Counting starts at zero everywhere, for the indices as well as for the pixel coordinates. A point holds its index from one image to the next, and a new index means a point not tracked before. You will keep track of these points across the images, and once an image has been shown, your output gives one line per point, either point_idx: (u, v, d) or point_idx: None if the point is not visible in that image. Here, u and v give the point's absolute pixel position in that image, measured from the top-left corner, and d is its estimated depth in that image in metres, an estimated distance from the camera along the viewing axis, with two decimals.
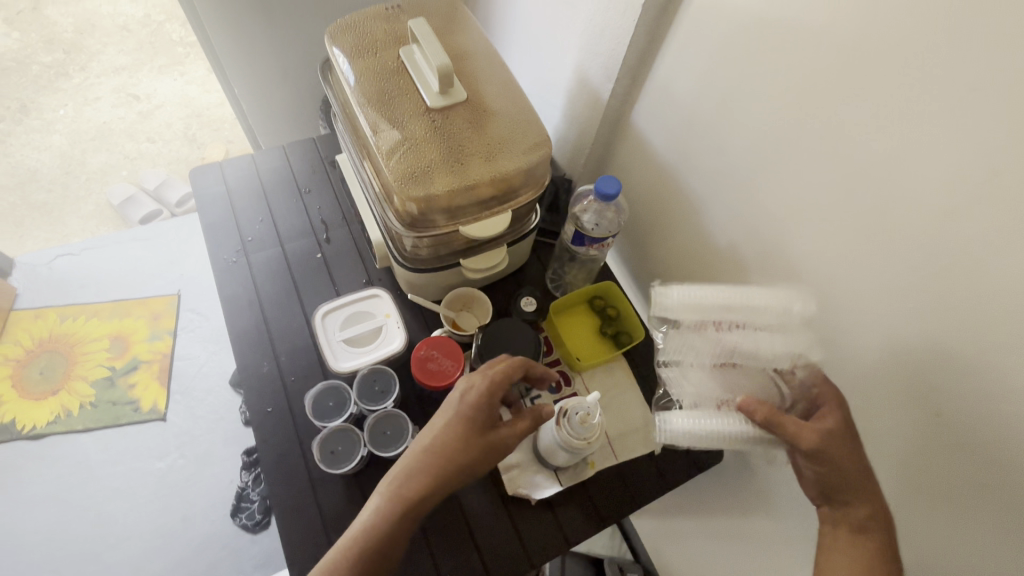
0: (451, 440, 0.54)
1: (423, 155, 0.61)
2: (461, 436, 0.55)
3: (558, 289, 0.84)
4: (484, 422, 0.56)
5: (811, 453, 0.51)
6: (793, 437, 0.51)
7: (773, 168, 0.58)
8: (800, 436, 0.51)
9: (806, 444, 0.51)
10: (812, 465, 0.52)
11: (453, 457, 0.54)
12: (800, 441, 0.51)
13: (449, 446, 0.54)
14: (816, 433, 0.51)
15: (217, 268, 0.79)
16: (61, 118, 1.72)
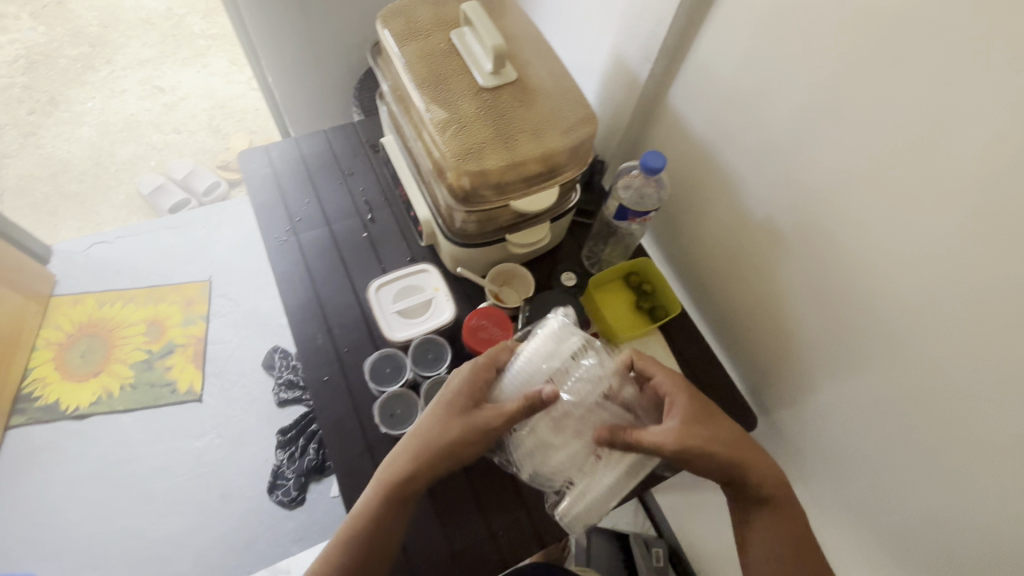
0: (432, 426, 0.60)
1: (475, 131, 0.64)
2: (443, 421, 0.60)
3: (594, 267, 0.87)
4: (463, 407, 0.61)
5: (676, 454, 0.58)
6: (657, 448, 0.57)
7: (813, 141, 0.61)
8: (660, 444, 0.57)
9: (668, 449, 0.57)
10: (687, 463, 0.59)
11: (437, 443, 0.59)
12: (662, 449, 0.57)
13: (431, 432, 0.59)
14: (673, 435, 0.58)
15: (269, 246, 0.82)
16: (89, 110, 1.85)
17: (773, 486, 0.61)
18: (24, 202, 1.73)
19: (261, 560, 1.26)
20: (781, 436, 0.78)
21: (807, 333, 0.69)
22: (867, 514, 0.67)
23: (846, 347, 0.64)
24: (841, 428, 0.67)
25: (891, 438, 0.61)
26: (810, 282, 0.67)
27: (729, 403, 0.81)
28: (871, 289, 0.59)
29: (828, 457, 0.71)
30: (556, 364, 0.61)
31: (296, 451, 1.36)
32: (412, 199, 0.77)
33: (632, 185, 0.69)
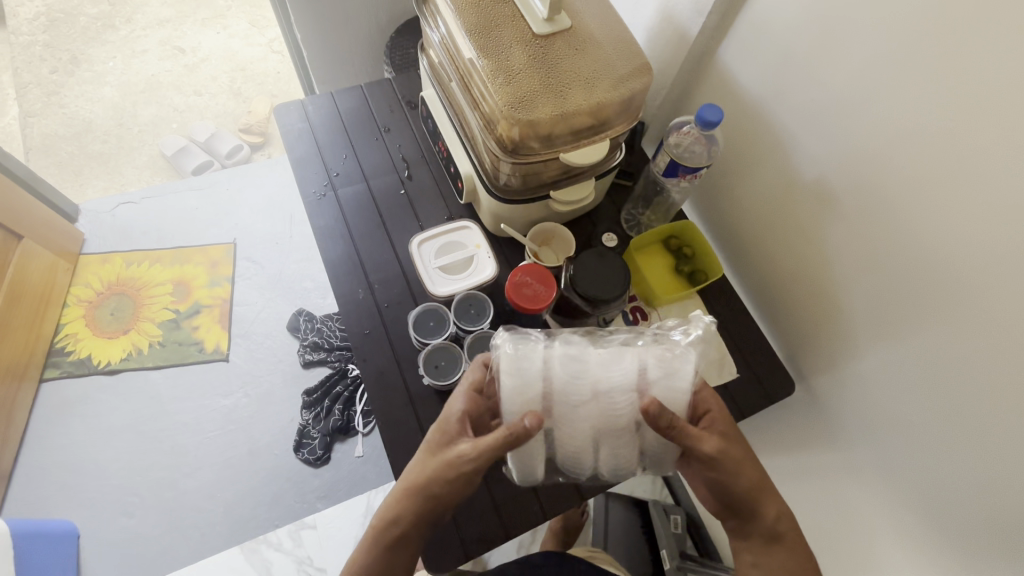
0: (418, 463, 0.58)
1: (526, 80, 0.62)
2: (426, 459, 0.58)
3: (633, 230, 0.86)
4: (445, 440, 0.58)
5: (717, 460, 0.56)
6: (701, 449, 0.55)
7: (875, 95, 0.59)
8: (700, 444, 0.54)
9: (712, 451, 0.55)
10: (715, 475, 0.57)
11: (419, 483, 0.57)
12: (700, 449, 0.55)
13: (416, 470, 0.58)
14: (716, 441, 0.55)
15: (307, 201, 0.82)
16: (110, 70, 1.84)
17: (779, 520, 0.59)
18: (50, 160, 1.73)
19: (288, 515, 1.29)
20: (816, 402, 0.78)
21: (852, 296, 0.68)
22: (897, 477, 0.66)
23: (892, 310, 0.63)
24: (879, 391, 0.67)
25: (931, 399, 0.60)
26: (859, 245, 0.66)
27: (765, 367, 0.81)
28: (926, 249, 0.58)
29: (861, 421, 0.70)
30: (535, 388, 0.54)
31: (322, 411, 1.38)
32: (454, 154, 0.76)
33: (685, 141, 0.71)
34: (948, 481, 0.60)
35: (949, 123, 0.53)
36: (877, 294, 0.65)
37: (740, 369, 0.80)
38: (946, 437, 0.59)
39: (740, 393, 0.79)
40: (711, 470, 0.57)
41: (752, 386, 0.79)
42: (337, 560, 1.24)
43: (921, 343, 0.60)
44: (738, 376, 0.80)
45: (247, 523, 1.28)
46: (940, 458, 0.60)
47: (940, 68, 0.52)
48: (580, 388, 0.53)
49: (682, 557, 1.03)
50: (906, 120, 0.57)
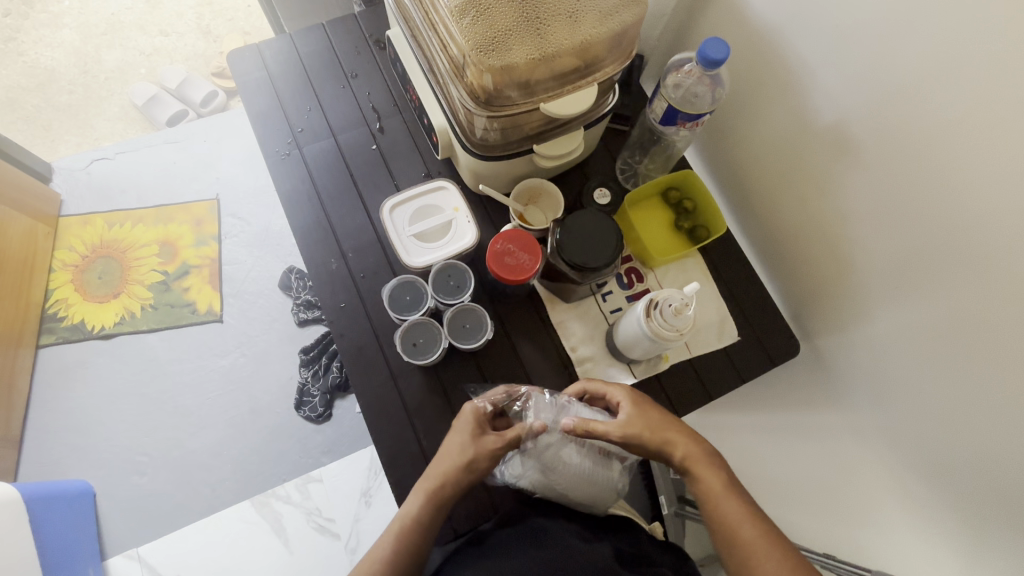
0: (451, 463, 0.58)
1: (499, 15, 0.53)
2: (466, 465, 0.58)
3: (629, 181, 0.79)
4: (482, 441, 0.59)
5: (626, 443, 0.60)
6: (605, 436, 0.59)
7: (916, 19, 0.49)
8: (607, 432, 0.59)
9: (616, 436, 0.59)
10: (638, 449, 0.60)
11: (463, 485, 0.58)
12: (609, 437, 0.59)
13: (447, 470, 0.58)
14: (619, 424, 0.60)
15: (270, 161, 0.75)
16: (67, 10, 1.69)
17: (687, 458, 0.59)
18: (17, 116, 1.63)
19: (294, 469, 1.32)
20: (821, 363, 0.73)
21: (867, 254, 0.62)
22: (903, 443, 0.62)
23: (911, 270, 0.57)
24: (890, 355, 0.62)
25: (946, 364, 0.55)
26: (879, 196, 0.58)
27: (767, 329, 0.76)
28: (958, 202, 0.50)
29: (868, 384, 0.66)
30: (539, 478, 0.63)
31: (320, 368, 1.37)
32: (425, 104, 0.68)
33: (685, 82, 0.63)
34: (959, 450, 0.55)
35: (1005, 52, 0.44)
36: (896, 251, 0.58)
37: (743, 332, 0.76)
38: (961, 407, 0.54)
39: (746, 359, 0.74)
40: (629, 447, 0.60)
41: (755, 349, 0.75)
42: (345, 509, 1.28)
43: (943, 307, 0.54)
44: (738, 339, 0.75)
45: (255, 479, 1.31)
46: (951, 428, 0.56)
47: None
48: (554, 462, 0.62)
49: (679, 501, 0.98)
50: (956, 51, 0.47)
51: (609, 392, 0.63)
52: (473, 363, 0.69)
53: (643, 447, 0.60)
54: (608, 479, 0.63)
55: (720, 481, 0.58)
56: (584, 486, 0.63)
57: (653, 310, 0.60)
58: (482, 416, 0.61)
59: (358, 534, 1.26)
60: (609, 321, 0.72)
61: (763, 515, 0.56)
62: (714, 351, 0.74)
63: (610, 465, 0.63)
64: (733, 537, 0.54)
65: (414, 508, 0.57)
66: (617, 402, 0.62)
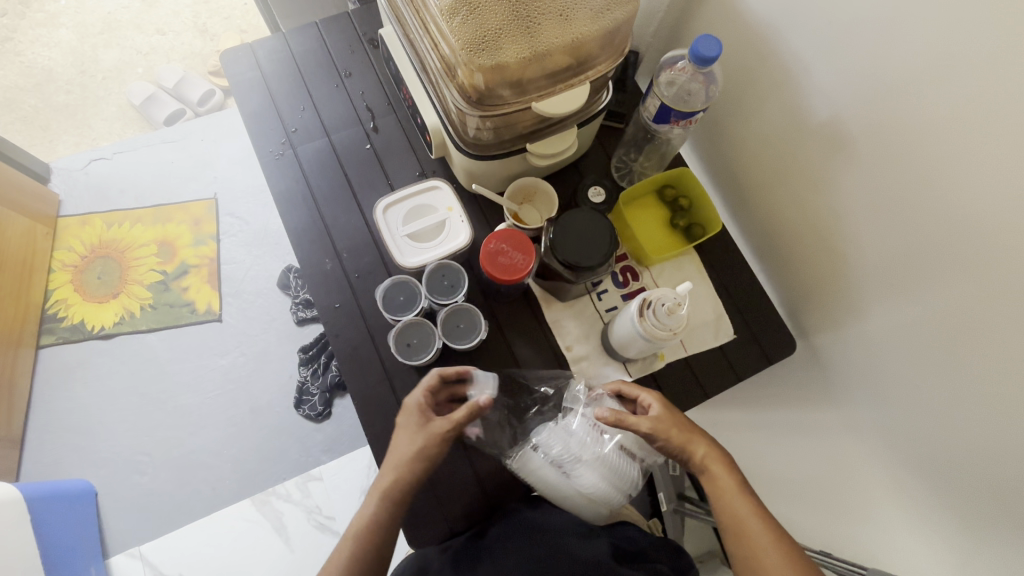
0: (403, 457, 0.58)
1: (490, 14, 0.53)
2: (417, 454, 0.57)
3: (625, 179, 0.78)
4: (428, 427, 0.59)
5: (651, 439, 0.60)
6: (635, 429, 0.59)
7: (910, 15, 0.49)
8: (638, 425, 0.59)
9: (646, 430, 0.59)
10: (662, 445, 0.60)
11: (418, 476, 0.57)
12: (639, 429, 0.59)
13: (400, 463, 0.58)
14: (650, 419, 0.60)
15: (264, 161, 0.75)
16: (64, 10, 1.69)
17: (707, 458, 0.59)
18: (14, 116, 1.62)
19: (294, 468, 1.32)
20: (818, 361, 0.73)
21: (862, 252, 0.62)
22: (898, 440, 0.62)
23: (906, 267, 0.57)
24: (885, 353, 0.62)
25: (941, 362, 0.55)
26: (874, 194, 0.58)
27: (763, 326, 0.76)
28: (952, 200, 0.50)
29: (863, 382, 0.66)
30: (556, 466, 0.62)
31: (319, 367, 1.38)
32: (418, 104, 0.67)
33: (678, 79, 0.63)
34: (954, 447, 0.55)
35: (998, 47, 0.43)
36: (891, 250, 0.58)
37: (739, 330, 0.75)
38: (956, 406, 0.54)
39: (742, 358, 0.74)
40: (654, 443, 0.60)
41: (751, 347, 0.75)
42: (344, 507, 1.29)
43: (937, 307, 0.54)
44: (734, 337, 0.75)
45: (255, 477, 1.32)
46: (947, 426, 0.55)
47: None
48: (578, 448, 0.62)
49: (680, 498, 0.95)
50: (949, 49, 0.47)
51: (639, 393, 0.62)
52: (468, 364, 0.69)
53: (667, 445, 0.60)
54: (631, 475, 0.63)
55: (733, 481, 0.58)
56: (601, 480, 0.61)
57: (646, 310, 0.60)
58: (427, 403, 0.60)
59: None
60: (604, 320, 0.72)
61: (773, 519, 0.55)
62: (709, 349, 0.74)
63: (634, 461, 0.63)
64: (744, 539, 0.54)
65: (370, 509, 0.56)
66: (646, 401, 0.61)
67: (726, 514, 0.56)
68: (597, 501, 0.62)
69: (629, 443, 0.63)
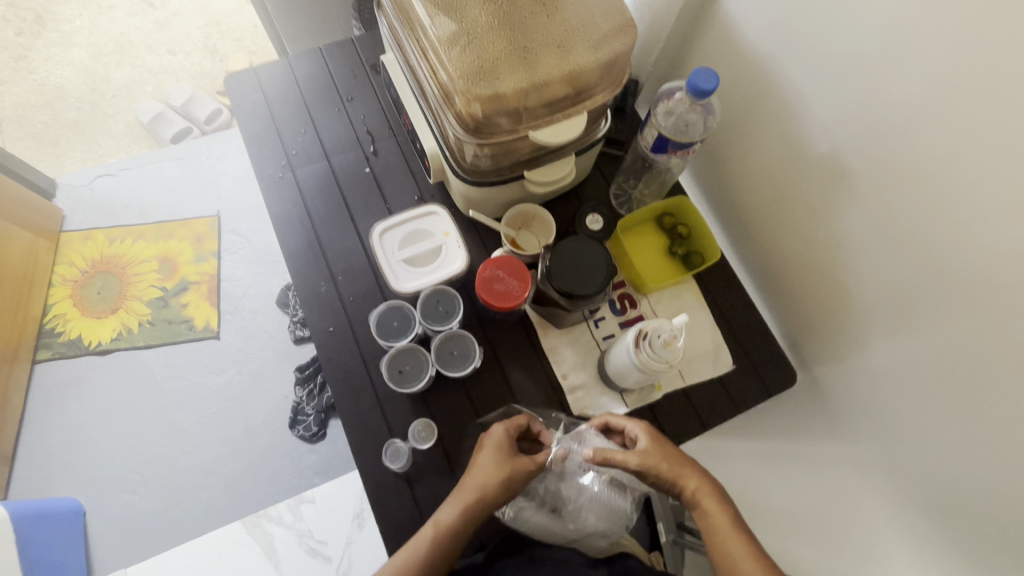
0: (488, 480, 0.57)
1: (488, 45, 0.54)
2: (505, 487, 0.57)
3: (623, 206, 0.78)
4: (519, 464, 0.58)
5: (642, 475, 0.58)
6: (623, 465, 0.58)
7: (909, 50, 0.49)
8: (625, 460, 0.58)
9: (634, 466, 0.58)
10: (653, 479, 0.58)
11: (496, 502, 0.57)
12: (627, 465, 0.58)
13: (486, 484, 0.56)
14: (639, 453, 0.58)
15: (263, 183, 0.75)
16: (78, 30, 1.73)
17: (698, 492, 0.57)
18: (24, 132, 1.65)
19: (287, 490, 1.30)
20: (820, 393, 0.71)
21: (863, 285, 0.61)
22: (902, 478, 0.60)
23: (908, 301, 0.56)
24: (888, 388, 0.60)
25: (945, 399, 0.53)
26: (874, 227, 0.57)
27: (762, 355, 0.75)
28: (952, 235, 0.49)
29: (865, 416, 0.64)
30: (551, 505, 0.63)
31: (315, 388, 1.36)
32: (418, 129, 0.68)
33: (676, 109, 0.62)
34: (960, 488, 0.54)
35: (998, 85, 0.43)
36: (891, 284, 0.57)
37: (739, 359, 0.74)
38: (962, 446, 0.52)
39: (742, 390, 0.73)
40: (643, 478, 0.59)
41: (750, 378, 0.73)
42: (337, 531, 1.26)
43: (940, 343, 0.53)
44: (734, 367, 0.74)
45: (247, 498, 1.30)
46: (952, 466, 0.54)
47: (997, 19, 0.42)
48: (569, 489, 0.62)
49: (679, 529, 0.92)
50: (949, 87, 0.46)
51: (627, 425, 0.61)
52: (462, 392, 0.68)
53: (656, 479, 0.58)
54: (623, 507, 0.63)
55: (727, 516, 0.56)
56: (594, 518, 0.62)
57: (642, 341, 0.59)
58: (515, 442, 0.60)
59: (349, 557, 1.24)
60: (601, 348, 0.71)
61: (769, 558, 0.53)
62: (708, 380, 0.73)
63: (626, 494, 0.63)
64: None
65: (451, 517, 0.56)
66: (634, 433, 0.60)
67: (718, 552, 0.54)
68: (594, 534, 0.63)
69: (620, 476, 0.63)
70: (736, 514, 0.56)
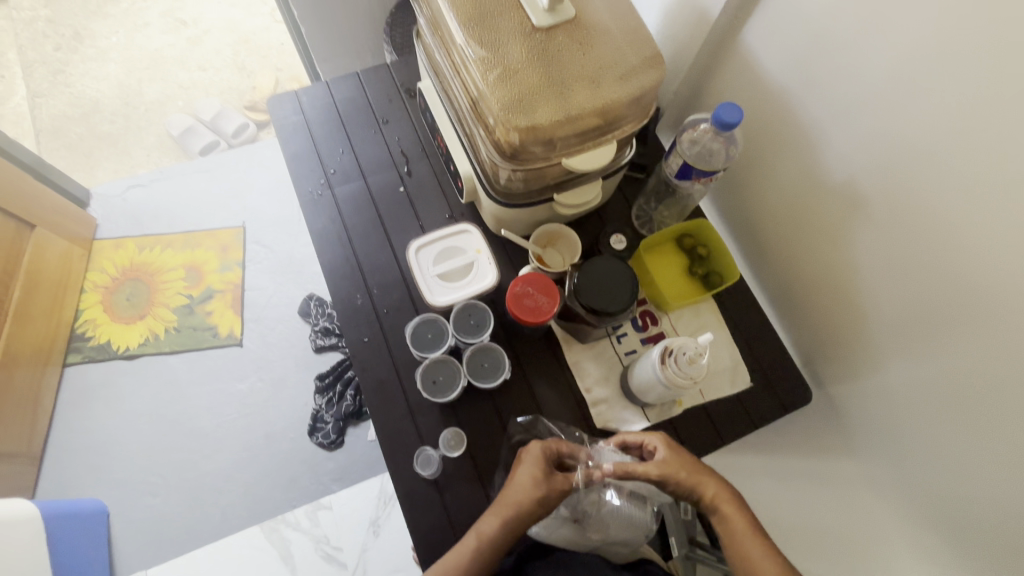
0: (524, 496, 0.59)
1: (527, 79, 0.58)
2: (539, 502, 0.59)
3: (645, 227, 0.82)
4: (553, 480, 0.61)
5: (662, 484, 0.61)
6: (644, 475, 0.61)
7: (924, 89, 0.52)
8: (644, 471, 0.60)
9: (655, 476, 0.60)
10: (673, 488, 0.61)
11: (532, 518, 0.59)
12: (647, 475, 0.60)
13: (522, 498, 0.59)
14: (658, 463, 0.61)
15: (303, 200, 0.79)
16: (115, 47, 1.81)
17: (717, 498, 0.60)
18: (60, 142, 1.71)
19: (304, 496, 1.33)
20: (835, 411, 0.74)
21: (878, 308, 0.63)
22: (917, 496, 0.63)
23: (922, 325, 0.58)
24: (902, 408, 0.63)
25: (959, 419, 0.56)
26: (889, 253, 0.60)
27: (778, 373, 0.77)
28: (965, 263, 0.52)
29: (879, 433, 0.67)
30: (575, 520, 0.66)
31: (335, 396, 1.39)
32: (454, 153, 0.72)
33: (701, 139, 0.66)
34: (974, 504, 0.56)
35: (1009, 125, 0.46)
36: (906, 307, 0.60)
37: (756, 377, 0.77)
38: (975, 464, 0.55)
39: (760, 407, 0.75)
40: (663, 487, 0.61)
41: (767, 395, 0.76)
42: (352, 538, 1.29)
43: (954, 365, 0.55)
44: (751, 384, 0.76)
45: (265, 504, 1.32)
46: (966, 483, 0.56)
47: (1007, 64, 0.45)
48: (590, 503, 0.65)
49: (691, 543, 0.92)
50: (961, 124, 0.50)
51: (644, 438, 0.63)
52: (490, 402, 0.71)
53: (676, 487, 0.61)
54: (643, 518, 0.65)
55: (746, 521, 0.58)
56: (616, 530, 0.65)
57: (668, 357, 0.62)
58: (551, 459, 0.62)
59: (365, 564, 1.26)
60: (623, 363, 0.74)
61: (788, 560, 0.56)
62: (726, 397, 0.75)
63: (646, 504, 0.66)
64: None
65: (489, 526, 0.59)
66: (652, 444, 0.63)
67: (739, 554, 0.57)
68: (616, 545, 0.65)
69: (639, 488, 0.66)
70: (754, 519, 0.59)
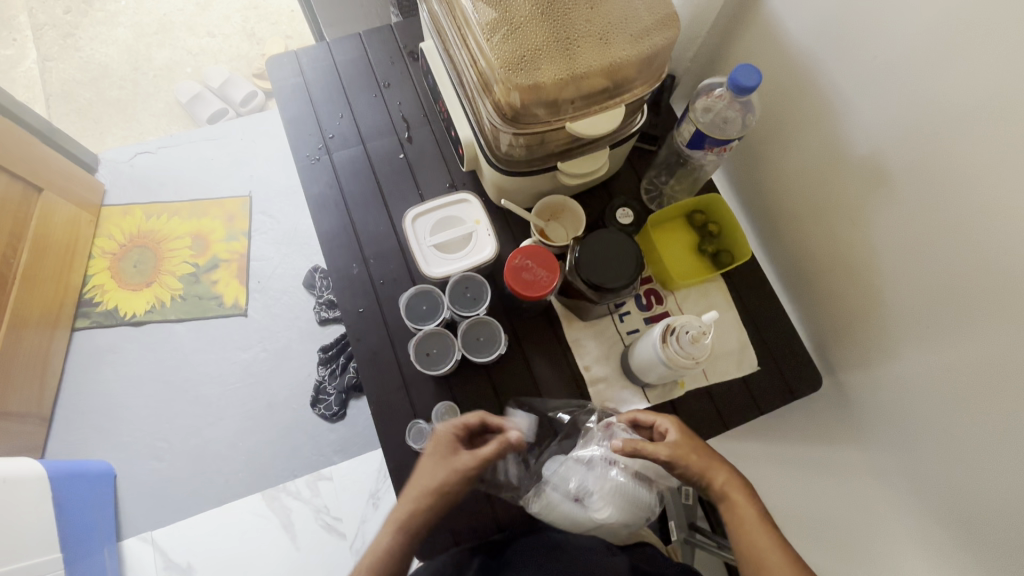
0: (427, 485, 0.56)
1: (530, 35, 0.54)
2: (443, 487, 0.56)
3: (654, 201, 0.78)
4: (455, 462, 0.57)
5: (670, 466, 0.58)
6: (653, 457, 0.58)
7: (959, 52, 0.47)
8: (654, 452, 0.58)
9: (664, 458, 0.57)
10: (681, 472, 0.58)
11: (442, 505, 0.56)
12: (656, 457, 0.58)
13: (426, 489, 0.56)
14: (668, 445, 0.58)
15: (300, 165, 0.77)
16: (124, 10, 1.78)
17: (727, 486, 0.57)
18: (69, 107, 1.70)
19: (306, 466, 1.34)
20: (843, 399, 0.71)
21: (896, 293, 0.60)
22: (923, 489, 0.60)
23: (941, 311, 0.55)
24: (913, 397, 0.59)
25: (972, 412, 0.52)
26: (910, 235, 0.56)
27: (788, 357, 0.74)
28: (990, 246, 0.48)
29: (888, 423, 0.64)
30: (573, 498, 0.62)
31: (337, 368, 1.39)
32: (454, 118, 0.68)
33: (715, 106, 0.62)
34: (982, 501, 0.53)
35: None
36: (924, 293, 0.56)
37: (763, 360, 0.74)
38: (985, 459, 0.52)
39: (767, 393, 0.73)
40: (671, 470, 0.59)
41: (775, 380, 0.73)
42: (352, 509, 1.30)
43: (971, 356, 0.52)
44: (758, 368, 0.73)
45: (267, 472, 1.34)
46: (975, 479, 0.53)
47: None
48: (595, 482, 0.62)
49: (691, 528, 0.90)
50: (996, 91, 0.45)
51: (656, 419, 0.61)
52: (485, 377, 0.69)
53: (684, 472, 0.58)
54: (646, 499, 0.62)
55: (755, 512, 0.56)
56: (617, 510, 0.61)
57: (670, 336, 0.59)
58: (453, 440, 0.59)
59: (363, 534, 1.27)
60: (625, 342, 0.71)
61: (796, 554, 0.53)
62: (733, 380, 0.72)
63: (651, 487, 0.62)
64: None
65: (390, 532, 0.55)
66: (663, 426, 0.60)
67: (746, 545, 0.54)
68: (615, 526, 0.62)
69: (645, 469, 0.62)
70: (763, 510, 0.56)
